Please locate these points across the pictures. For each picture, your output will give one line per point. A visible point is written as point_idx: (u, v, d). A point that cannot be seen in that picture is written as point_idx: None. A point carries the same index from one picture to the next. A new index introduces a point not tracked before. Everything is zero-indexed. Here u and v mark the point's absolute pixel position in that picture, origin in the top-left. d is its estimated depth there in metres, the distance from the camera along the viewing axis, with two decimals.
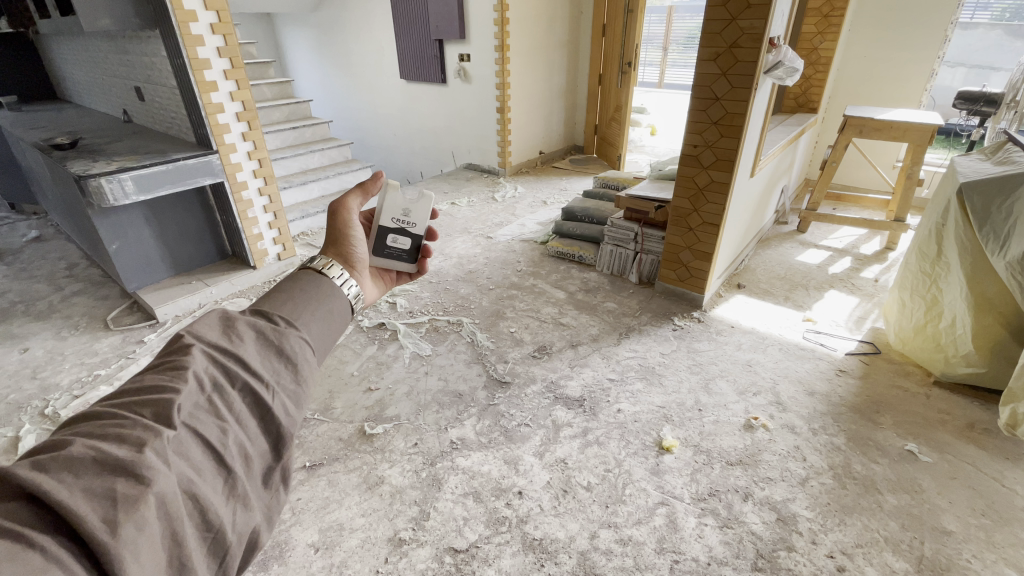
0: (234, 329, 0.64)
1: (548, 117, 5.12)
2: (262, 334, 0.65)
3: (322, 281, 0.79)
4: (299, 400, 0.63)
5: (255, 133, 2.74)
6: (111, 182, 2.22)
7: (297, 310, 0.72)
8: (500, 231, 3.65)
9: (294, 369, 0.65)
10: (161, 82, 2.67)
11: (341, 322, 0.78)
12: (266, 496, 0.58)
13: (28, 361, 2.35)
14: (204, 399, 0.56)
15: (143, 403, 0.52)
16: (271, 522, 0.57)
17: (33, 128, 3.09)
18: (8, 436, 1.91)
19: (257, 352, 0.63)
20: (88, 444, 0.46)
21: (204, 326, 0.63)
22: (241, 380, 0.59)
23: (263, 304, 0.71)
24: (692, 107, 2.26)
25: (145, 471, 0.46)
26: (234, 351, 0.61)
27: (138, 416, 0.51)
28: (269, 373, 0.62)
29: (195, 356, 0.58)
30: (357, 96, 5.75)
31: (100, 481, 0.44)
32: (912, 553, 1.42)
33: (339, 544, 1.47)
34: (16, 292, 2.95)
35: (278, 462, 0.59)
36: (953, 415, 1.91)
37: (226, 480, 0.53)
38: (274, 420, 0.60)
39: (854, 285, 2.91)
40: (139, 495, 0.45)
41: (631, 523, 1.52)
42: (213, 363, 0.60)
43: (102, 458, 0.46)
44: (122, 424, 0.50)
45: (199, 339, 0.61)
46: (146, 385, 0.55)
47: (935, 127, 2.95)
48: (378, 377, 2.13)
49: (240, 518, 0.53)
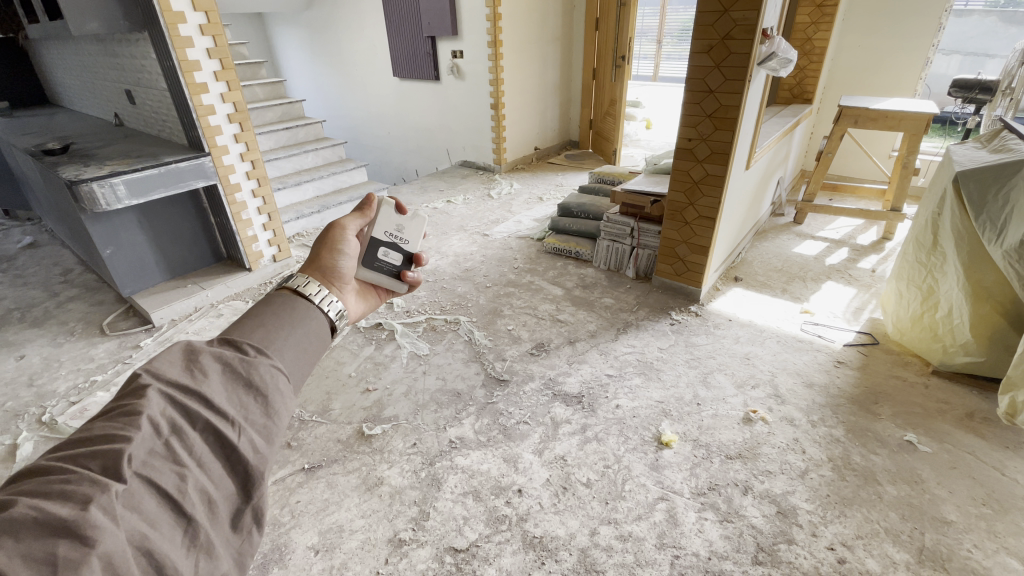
0: (197, 363, 0.59)
1: (543, 113, 5.10)
2: (229, 365, 0.60)
3: (298, 300, 0.77)
4: (270, 435, 0.58)
5: (247, 134, 2.72)
6: (103, 186, 2.21)
7: (269, 337, 0.68)
8: (497, 228, 3.63)
9: (264, 402, 0.60)
10: (151, 85, 2.65)
11: (318, 346, 0.74)
12: (236, 541, 0.53)
13: (24, 368, 2.33)
14: (160, 444, 0.51)
15: (91, 454, 0.48)
16: (242, 568, 0.53)
17: (24, 134, 3.06)
18: (5, 445, 1.90)
19: (223, 386, 0.58)
20: (31, 505, 0.43)
21: (164, 362, 0.58)
22: (203, 419, 0.55)
23: (232, 332, 0.67)
24: (687, 100, 2.24)
25: (90, 532, 0.43)
26: (196, 387, 0.56)
27: (85, 471, 0.47)
28: (236, 409, 0.57)
29: (150, 397, 0.54)
30: (351, 95, 5.72)
31: (41, 545, 0.41)
32: (912, 544, 1.42)
33: (339, 546, 1.47)
34: (11, 299, 2.94)
35: (248, 504, 0.55)
36: (952, 404, 1.91)
37: (186, 530, 0.49)
38: (241, 460, 0.55)
39: (852, 276, 2.90)
40: (81, 558, 0.41)
41: (631, 519, 1.52)
42: (172, 403, 0.55)
43: (44, 519, 0.42)
44: (68, 479, 0.46)
45: (157, 377, 0.56)
46: (97, 433, 0.51)
47: (930, 115, 2.94)
48: (376, 378, 2.12)
49: (204, 569, 0.49)
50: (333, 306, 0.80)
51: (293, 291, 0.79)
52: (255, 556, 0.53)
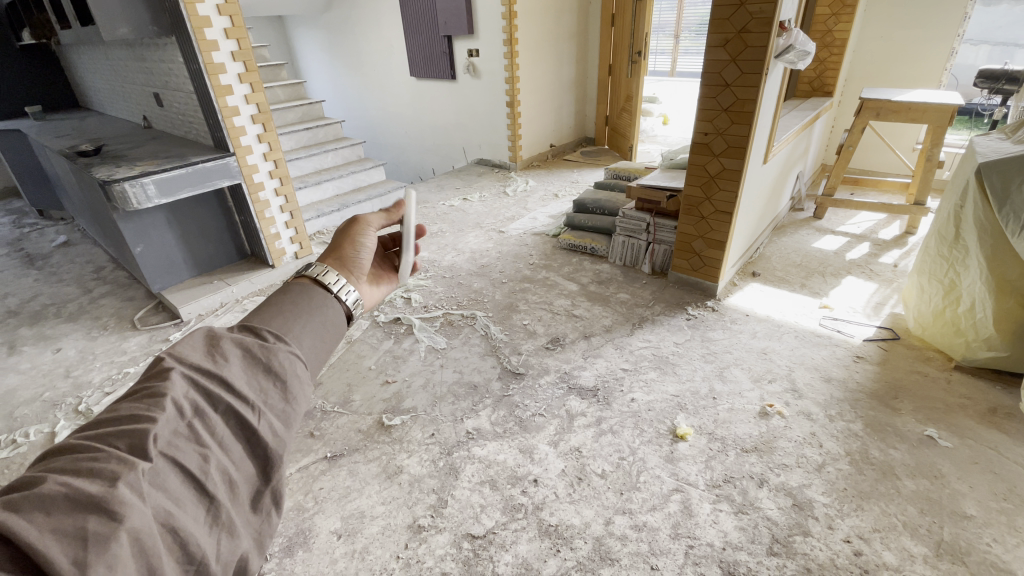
0: (218, 349, 0.61)
1: (558, 109, 5.11)
2: (249, 351, 0.62)
3: (315, 289, 0.78)
4: (288, 419, 0.60)
5: (269, 135, 2.80)
6: (134, 186, 2.30)
7: (288, 325, 0.70)
8: (513, 225, 3.66)
9: (283, 387, 0.61)
10: (178, 88, 2.74)
11: (335, 334, 0.75)
12: (255, 521, 0.55)
13: (61, 360, 2.45)
14: (184, 425, 0.53)
15: (118, 432, 0.50)
16: (262, 548, 0.54)
17: (59, 137, 3.19)
18: (44, 432, 2.00)
19: (243, 371, 0.60)
20: (61, 481, 0.44)
21: (187, 348, 0.60)
22: (225, 403, 0.56)
23: (251, 320, 0.69)
24: (703, 94, 2.24)
25: (118, 508, 0.44)
26: (217, 371, 0.58)
27: (113, 449, 0.49)
28: (255, 393, 0.59)
29: (174, 380, 0.55)
30: (368, 95, 5.80)
31: (70, 519, 0.42)
32: (930, 537, 1.41)
33: (361, 531, 1.52)
34: (47, 295, 3.07)
35: (267, 486, 0.57)
36: (975, 400, 1.88)
37: (209, 509, 0.51)
38: (261, 443, 0.57)
39: (873, 271, 2.86)
40: (110, 533, 0.42)
41: (645, 510, 1.54)
42: (194, 386, 0.57)
43: (74, 495, 0.44)
44: (95, 457, 0.48)
45: (180, 362, 0.58)
46: (123, 414, 0.52)
47: (955, 107, 2.87)
48: (395, 370, 2.17)
49: (226, 547, 0.50)
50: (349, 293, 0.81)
51: (311, 280, 0.80)
52: (274, 536, 0.55)
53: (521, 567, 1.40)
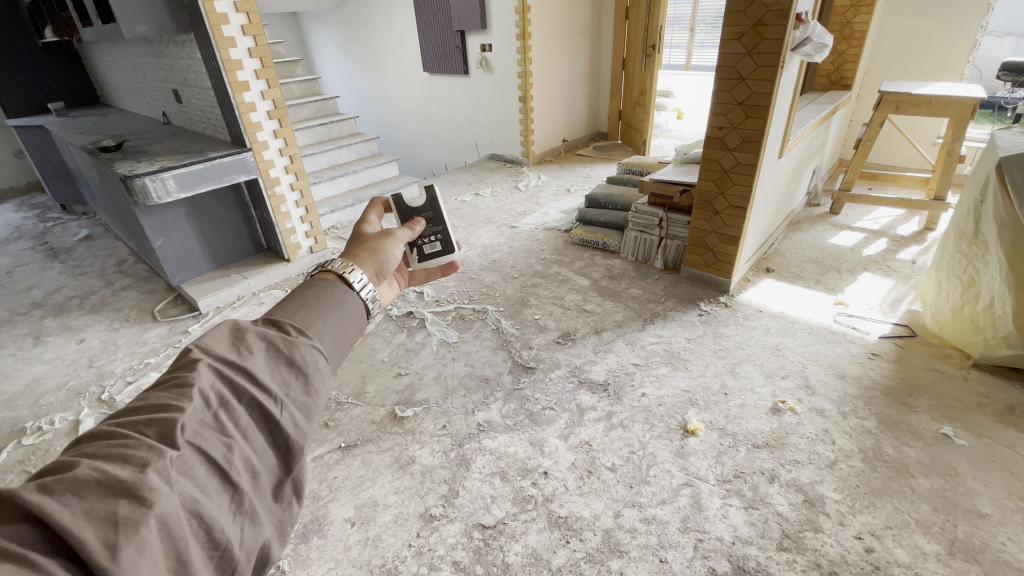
0: (243, 341, 0.62)
1: (571, 104, 5.09)
2: (272, 343, 0.63)
3: (337, 286, 0.77)
4: (310, 411, 0.61)
5: (285, 130, 2.84)
6: (154, 181, 2.35)
7: (310, 318, 0.70)
8: (525, 220, 3.67)
9: (304, 379, 0.62)
10: (196, 84, 2.79)
11: (356, 328, 0.75)
12: (277, 510, 0.57)
13: (85, 351, 2.52)
14: (210, 416, 0.54)
15: (148, 422, 0.51)
16: (283, 536, 0.57)
17: (81, 132, 3.27)
18: (69, 420, 2.06)
19: (267, 363, 0.62)
20: (94, 466, 0.46)
21: (213, 340, 0.62)
22: (248, 394, 0.58)
23: (275, 313, 0.70)
24: (717, 88, 2.22)
25: (147, 493, 0.45)
26: (242, 364, 0.60)
27: (143, 436, 0.50)
28: (279, 385, 0.60)
29: (201, 373, 0.57)
30: (382, 90, 5.83)
31: (102, 503, 0.44)
32: (943, 536, 1.40)
33: (374, 519, 1.55)
34: (71, 287, 3.16)
35: (289, 476, 0.58)
36: (992, 398, 1.86)
37: (233, 497, 0.52)
38: (282, 434, 0.58)
39: (890, 267, 2.82)
40: (140, 517, 0.44)
41: (655, 503, 1.55)
42: (220, 377, 0.58)
43: (105, 480, 0.45)
44: (127, 444, 0.49)
45: (207, 353, 0.60)
46: (153, 403, 0.54)
47: (977, 100, 2.81)
48: (408, 363, 2.20)
49: (249, 535, 0.52)
50: (367, 287, 0.80)
51: (334, 275, 0.79)
52: (294, 525, 0.57)
53: (531, 557, 1.42)
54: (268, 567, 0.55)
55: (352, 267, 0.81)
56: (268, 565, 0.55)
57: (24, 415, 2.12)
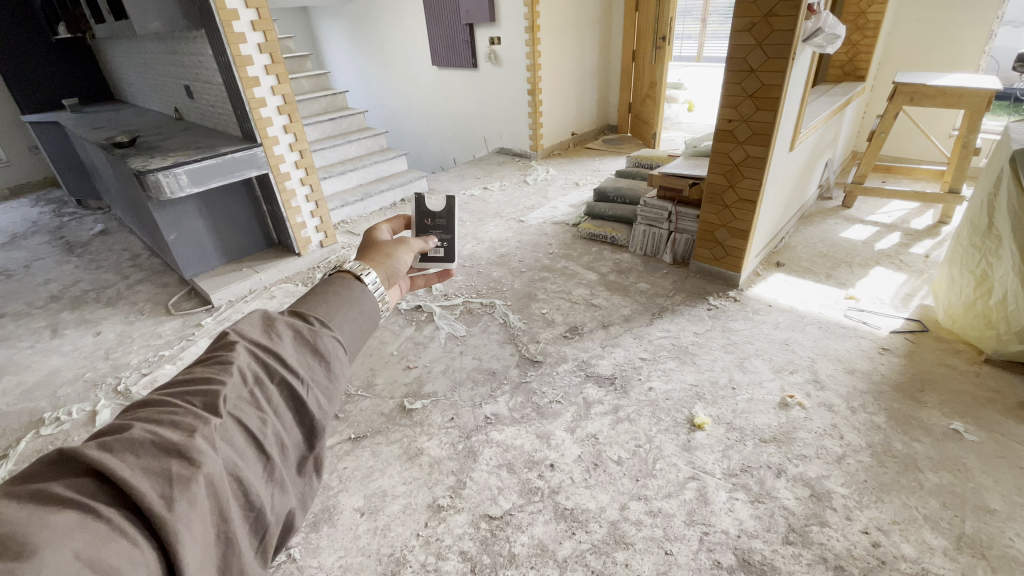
0: (273, 328, 0.64)
1: (580, 97, 5.06)
2: (299, 332, 0.65)
3: (354, 283, 0.77)
4: (331, 395, 0.62)
5: (295, 125, 2.86)
6: (167, 176, 2.38)
7: (332, 311, 0.71)
8: (532, 215, 3.67)
9: (327, 365, 0.63)
10: (208, 80, 2.82)
11: (371, 323, 0.76)
12: (300, 484, 0.57)
13: (102, 343, 2.57)
14: (247, 392, 0.56)
15: (192, 393, 0.53)
16: (306, 510, 0.57)
17: (96, 128, 3.32)
18: (87, 410, 2.12)
19: (295, 349, 0.63)
20: (146, 428, 0.47)
21: (247, 325, 0.64)
22: (280, 375, 0.59)
23: (298, 306, 0.71)
24: (727, 80, 2.20)
25: (196, 454, 0.46)
26: (273, 347, 0.61)
27: (189, 406, 0.51)
28: (304, 369, 0.61)
29: (238, 352, 0.58)
30: (391, 85, 5.84)
31: (157, 461, 0.45)
32: (951, 531, 1.40)
33: (383, 508, 1.57)
34: (87, 281, 3.22)
35: (312, 453, 0.59)
36: (1005, 394, 1.84)
37: (266, 465, 0.53)
38: (309, 413, 0.59)
39: (903, 261, 2.78)
40: (190, 476, 0.45)
41: (660, 496, 1.56)
42: (255, 358, 0.60)
43: (159, 441, 0.46)
44: (174, 411, 0.50)
45: (242, 336, 0.61)
46: (195, 377, 0.55)
47: (994, 91, 2.76)
48: (416, 356, 2.22)
49: (279, 501, 0.53)
50: (377, 286, 0.80)
51: (351, 275, 0.79)
52: (316, 499, 0.57)
53: (537, 548, 1.44)
54: (292, 537, 0.55)
55: (367, 268, 0.81)
56: (292, 536, 0.55)
57: (43, 405, 2.18)
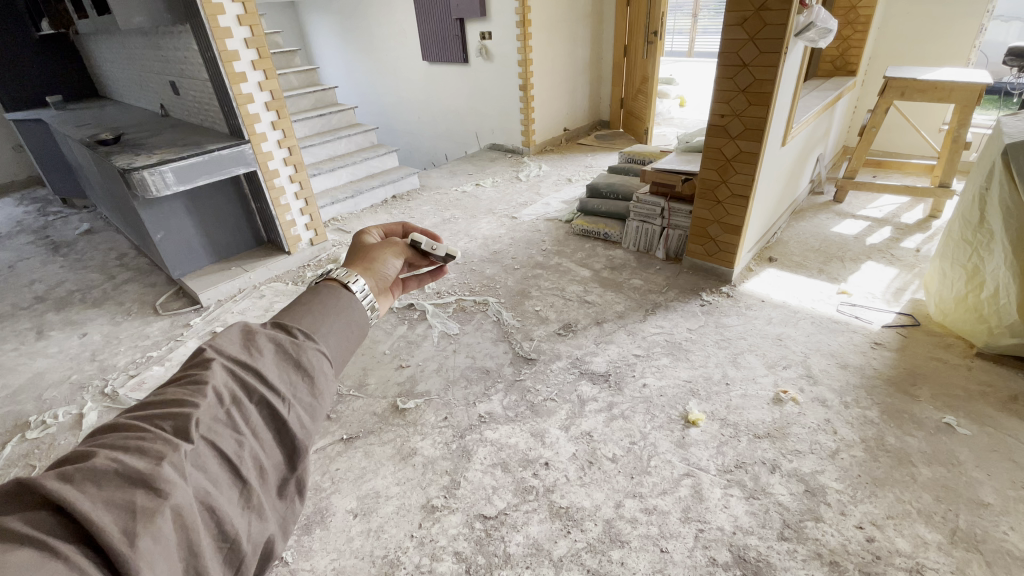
0: (254, 342, 0.61)
1: (572, 92, 5.03)
2: (281, 346, 0.62)
3: (341, 292, 0.75)
4: (315, 412, 0.60)
5: (283, 122, 2.82)
6: (153, 173, 2.33)
7: (317, 322, 0.69)
8: (525, 211, 3.64)
9: (310, 381, 0.61)
10: (194, 76, 2.77)
11: (359, 334, 0.74)
12: (281, 507, 0.56)
13: (88, 344, 2.53)
14: (223, 412, 0.53)
15: (163, 416, 0.51)
16: (287, 533, 0.55)
17: (80, 126, 3.25)
18: (73, 414, 2.07)
19: (276, 365, 0.60)
20: (112, 456, 0.45)
21: (225, 340, 0.61)
22: (258, 393, 0.57)
23: (281, 318, 0.68)
24: (719, 76, 2.19)
25: (163, 484, 0.45)
26: (253, 364, 0.59)
27: (158, 430, 0.49)
28: (286, 386, 0.59)
29: (214, 371, 0.56)
30: (381, 81, 5.78)
31: (121, 493, 0.43)
32: (945, 525, 1.40)
33: (376, 510, 1.55)
34: (72, 281, 3.16)
35: (294, 474, 0.57)
36: (996, 387, 1.85)
37: (242, 491, 0.51)
38: (290, 433, 0.57)
39: (894, 256, 2.79)
40: (156, 508, 0.43)
41: (655, 494, 1.55)
42: (232, 377, 0.57)
43: (123, 470, 0.45)
44: (143, 436, 0.48)
45: (220, 353, 0.59)
46: (167, 398, 0.53)
47: (984, 85, 2.77)
48: (409, 355, 2.20)
49: (256, 529, 0.51)
50: (367, 294, 0.77)
51: (337, 283, 0.77)
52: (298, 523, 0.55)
53: (533, 547, 1.43)
54: (271, 563, 0.53)
55: (355, 276, 0.79)
56: (271, 561, 0.53)
57: (28, 408, 2.13)
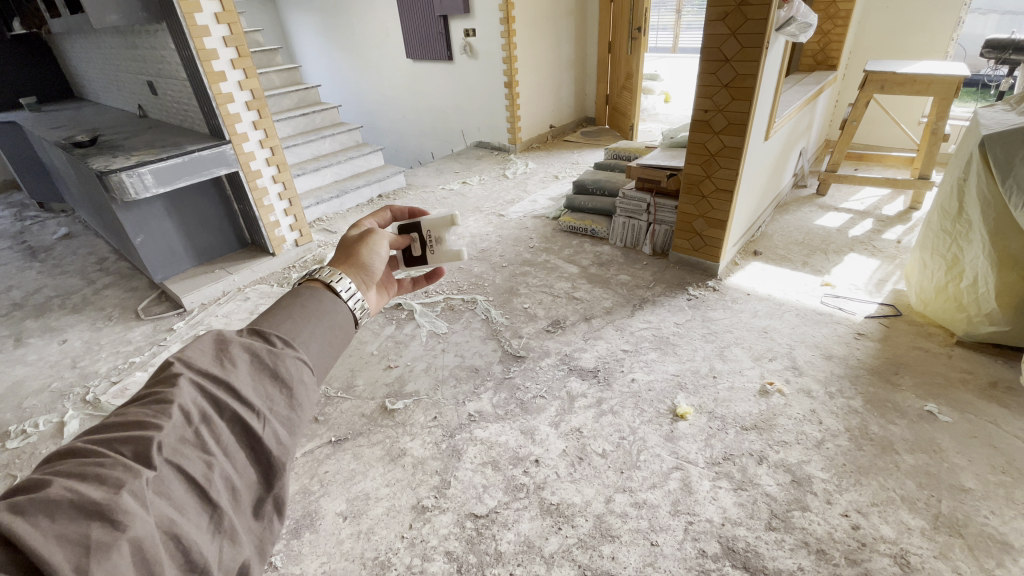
0: (227, 353, 0.60)
1: (558, 88, 5.03)
2: (257, 356, 0.61)
3: (324, 295, 0.75)
4: (293, 426, 0.59)
5: (265, 122, 2.78)
6: (131, 175, 2.28)
7: (297, 328, 0.68)
8: (513, 208, 3.64)
9: (289, 393, 0.60)
10: (172, 75, 2.71)
11: (343, 338, 0.73)
12: (257, 528, 0.54)
13: (68, 351, 2.47)
14: (191, 432, 0.52)
15: (123, 440, 0.49)
16: (265, 555, 0.54)
17: (55, 128, 3.17)
18: (54, 423, 2.03)
19: (250, 377, 0.59)
20: (67, 485, 0.44)
21: (195, 352, 0.59)
22: (230, 410, 0.55)
23: (259, 324, 0.67)
24: (702, 70, 2.20)
25: (122, 515, 0.43)
26: (225, 377, 0.57)
27: (118, 455, 0.48)
28: (261, 400, 0.58)
29: (181, 387, 0.54)
30: (365, 79, 5.73)
31: (74, 526, 0.42)
32: (928, 511, 1.42)
33: (366, 512, 1.54)
34: (51, 287, 3.09)
35: (270, 493, 0.56)
36: (976, 374, 1.89)
37: (212, 516, 0.50)
38: (265, 450, 0.56)
39: (876, 247, 2.84)
40: (113, 541, 0.42)
41: (645, 488, 1.56)
42: (201, 392, 0.56)
43: (79, 501, 0.43)
44: (102, 463, 0.47)
45: (188, 367, 0.57)
46: (129, 419, 0.51)
47: (961, 78, 2.82)
48: (397, 355, 2.18)
49: (228, 555, 0.49)
50: (354, 295, 0.78)
51: (322, 284, 0.77)
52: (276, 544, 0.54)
53: (524, 544, 1.43)
54: None
55: (340, 275, 0.80)
56: None
57: (7, 417, 2.08)
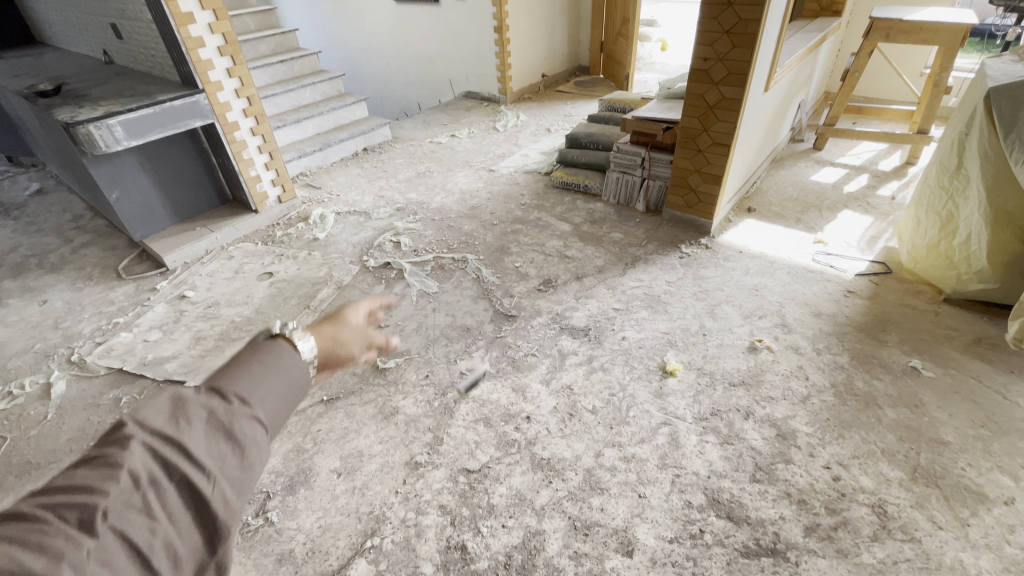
0: (181, 412, 0.62)
1: (550, 35, 4.80)
2: (209, 416, 0.63)
3: (283, 344, 0.75)
4: (242, 488, 0.61)
5: (240, 69, 2.62)
6: (99, 127, 2.15)
7: (254, 384, 0.69)
8: (503, 163, 3.54)
9: (240, 456, 0.62)
10: (136, 17, 2.52)
11: (298, 388, 0.74)
12: None
13: (49, 312, 2.41)
14: (137, 498, 0.55)
15: (69, 505, 0.52)
16: None
17: (15, 75, 2.97)
18: (40, 384, 1.98)
19: (203, 438, 0.61)
20: (11, 554, 0.47)
21: (151, 410, 0.62)
22: (177, 474, 0.58)
23: (217, 377, 0.69)
24: (703, 15, 2.08)
25: None
26: (176, 438, 0.59)
27: (62, 522, 0.51)
28: (212, 462, 0.60)
29: (131, 452, 0.57)
30: (346, 24, 5.41)
31: None
32: (907, 463, 1.47)
33: (360, 469, 1.56)
34: (27, 245, 2.98)
35: (214, 557, 0.58)
36: (961, 331, 1.92)
37: None
38: (212, 514, 0.58)
39: (870, 204, 2.81)
40: None
41: (634, 442, 1.59)
42: (153, 455, 0.58)
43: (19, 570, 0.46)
44: (46, 529, 0.50)
45: (142, 427, 0.60)
46: (80, 482, 0.54)
47: (968, 26, 2.71)
48: (387, 315, 2.16)
49: None
50: (311, 347, 0.79)
51: (281, 334, 0.77)
52: None
53: (516, 498, 1.46)
54: None
55: (302, 332, 0.78)
56: None
57: None
